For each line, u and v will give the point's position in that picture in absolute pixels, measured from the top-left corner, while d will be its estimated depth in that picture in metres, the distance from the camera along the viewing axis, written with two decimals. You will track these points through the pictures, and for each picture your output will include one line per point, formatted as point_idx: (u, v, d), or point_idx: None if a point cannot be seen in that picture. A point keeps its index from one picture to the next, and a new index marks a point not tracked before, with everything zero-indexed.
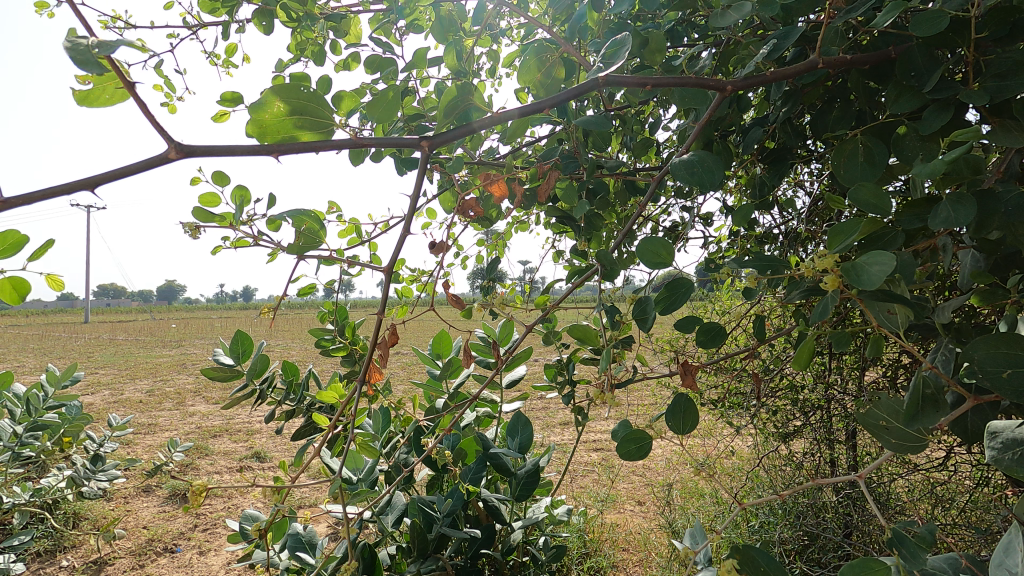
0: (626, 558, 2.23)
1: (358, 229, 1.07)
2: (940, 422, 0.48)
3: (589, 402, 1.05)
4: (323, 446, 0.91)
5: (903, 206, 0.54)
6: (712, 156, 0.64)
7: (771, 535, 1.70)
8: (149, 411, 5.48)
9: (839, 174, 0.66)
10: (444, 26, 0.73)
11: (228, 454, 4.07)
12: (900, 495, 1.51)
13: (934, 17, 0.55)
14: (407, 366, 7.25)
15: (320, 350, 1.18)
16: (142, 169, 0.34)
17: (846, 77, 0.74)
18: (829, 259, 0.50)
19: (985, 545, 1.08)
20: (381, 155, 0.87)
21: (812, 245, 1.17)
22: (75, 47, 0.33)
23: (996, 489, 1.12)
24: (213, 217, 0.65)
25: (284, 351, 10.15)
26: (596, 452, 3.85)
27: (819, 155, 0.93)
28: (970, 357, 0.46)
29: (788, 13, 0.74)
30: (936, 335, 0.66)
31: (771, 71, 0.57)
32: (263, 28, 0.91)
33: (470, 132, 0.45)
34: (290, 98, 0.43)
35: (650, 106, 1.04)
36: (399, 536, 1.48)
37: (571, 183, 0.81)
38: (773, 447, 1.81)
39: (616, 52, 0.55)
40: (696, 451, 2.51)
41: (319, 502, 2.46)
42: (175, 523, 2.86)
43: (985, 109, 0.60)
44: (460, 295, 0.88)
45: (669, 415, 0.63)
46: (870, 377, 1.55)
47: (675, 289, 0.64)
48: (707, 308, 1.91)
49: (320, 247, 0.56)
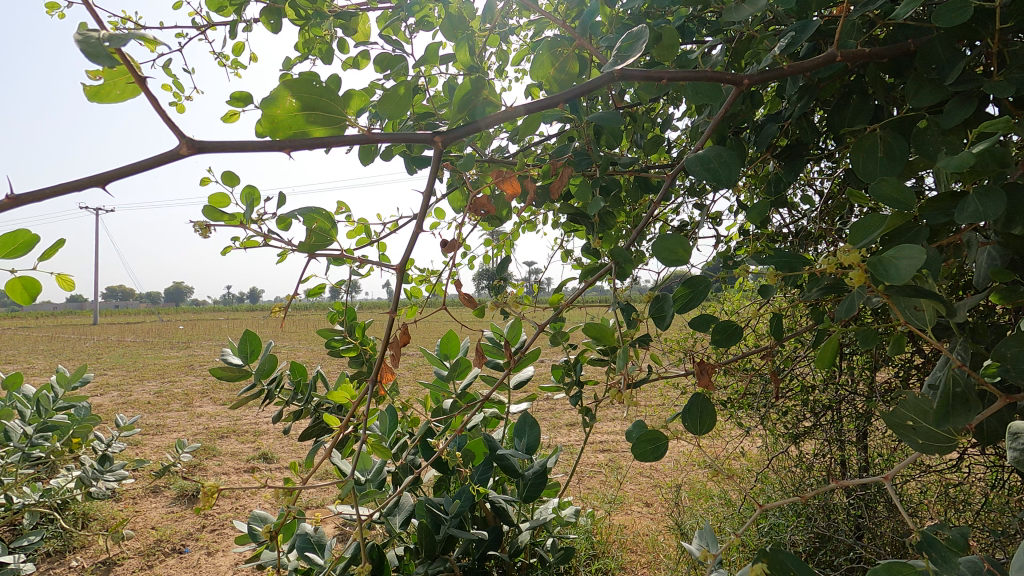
0: (634, 560, 2.21)
1: (367, 228, 1.06)
2: (971, 423, 0.46)
3: (599, 403, 1.02)
4: (332, 448, 0.87)
5: (927, 201, 0.52)
6: (729, 152, 0.63)
7: (782, 536, 1.68)
8: (158, 412, 5.53)
9: (858, 169, 0.64)
10: (453, 23, 0.72)
11: (236, 454, 4.09)
12: (912, 496, 1.49)
13: (956, 8, 0.54)
14: (413, 368, 7.24)
15: (328, 351, 1.18)
16: (155, 164, 0.33)
17: (863, 71, 0.72)
18: (853, 255, 0.49)
19: (1002, 549, 1.07)
20: (390, 154, 0.86)
21: (824, 245, 1.16)
22: (86, 40, 0.32)
23: (1013, 491, 1.11)
24: (223, 216, 0.64)
25: (290, 352, 10.19)
26: (604, 453, 3.84)
27: (832, 152, 0.91)
28: (1002, 355, 0.44)
29: (803, 7, 0.73)
30: (955, 334, 0.65)
31: (788, 64, 0.56)
32: (271, 27, 0.91)
33: (480, 129, 0.44)
34: (301, 94, 0.42)
35: (660, 104, 1.03)
36: (406, 536, 1.47)
37: (584, 181, 0.80)
38: (783, 447, 1.79)
39: (632, 45, 0.55)
40: (706, 452, 2.49)
41: (325, 503, 2.47)
42: (184, 524, 2.87)
43: (1007, 102, 0.59)
44: (470, 295, 0.87)
45: (685, 415, 0.62)
46: (881, 376, 1.53)
47: (691, 289, 0.63)
48: (717, 308, 1.90)
49: (330, 245, 0.55)
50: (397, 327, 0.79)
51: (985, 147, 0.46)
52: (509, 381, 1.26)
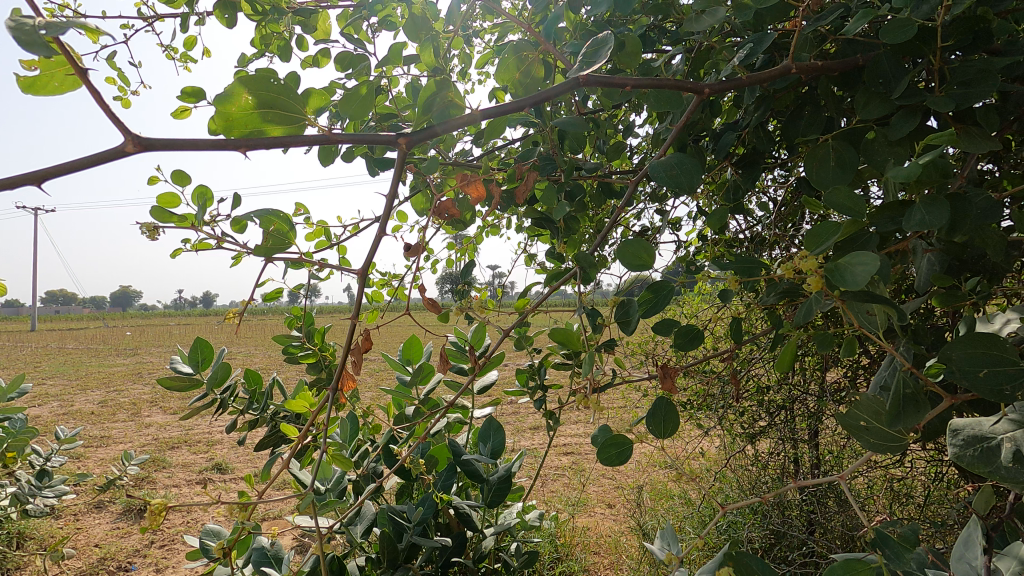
0: (598, 562, 2.23)
1: (326, 231, 1.03)
2: (921, 423, 0.48)
3: (563, 407, 1.02)
4: (290, 459, 0.83)
5: (877, 209, 0.54)
6: (690, 160, 0.64)
7: (740, 533, 1.72)
8: (102, 423, 5.25)
9: (812, 178, 0.66)
10: (416, 24, 0.69)
11: (187, 466, 3.92)
12: (860, 491, 1.55)
13: (902, 26, 0.56)
14: (374, 374, 7.12)
15: (285, 358, 1.11)
16: (98, 162, 0.31)
17: (816, 84, 0.75)
18: (809, 261, 0.50)
19: (943, 539, 1.13)
20: (352, 155, 0.85)
21: (779, 250, 1.20)
22: (19, 27, 0.30)
23: (951, 484, 1.17)
24: (173, 218, 0.61)
25: (245, 358, 9.88)
26: (567, 456, 3.87)
27: (785, 161, 0.94)
28: (947, 357, 0.46)
29: (760, 20, 0.75)
30: (901, 337, 0.67)
31: (747, 74, 0.57)
32: (225, 21, 0.87)
33: (442, 133, 0.43)
34: (258, 91, 0.40)
35: (622, 111, 1.04)
36: (367, 546, 1.43)
37: (549, 185, 0.80)
38: (740, 447, 1.84)
39: (597, 51, 0.55)
40: (666, 453, 2.54)
41: (282, 515, 2.39)
42: (130, 540, 2.73)
43: (948, 115, 0.62)
44: (434, 299, 0.86)
45: (649, 418, 0.62)
46: (831, 376, 1.59)
47: (655, 293, 0.63)
48: (677, 311, 1.94)
49: (289, 249, 0.53)
50: (359, 333, 0.77)
51: (932, 158, 0.48)
52: (473, 387, 1.25)
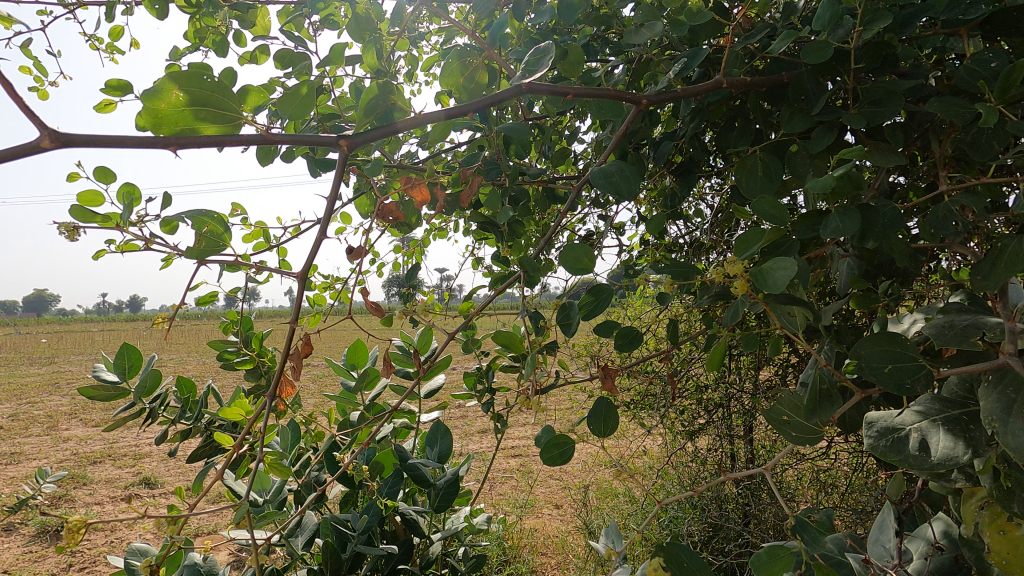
0: (545, 562, 2.26)
1: (265, 233, 1.00)
2: (835, 415, 0.52)
3: (509, 409, 1.03)
4: (225, 469, 0.79)
5: (798, 217, 0.58)
6: (629, 167, 0.66)
7: (680, 527, 1.79)
8: (13, 438, 4.84)
9: (741, 187, 0.70)
10: (360, 24, 0.68)
11: (111, 481, 3.68)
12: (790, 483, 1.64)
13: (820, 48, 0.60)
14: (318, 380, 6.92)
15: (222, 364, 1.08)
16: (9, 158, 0.29)
17: (746, 98, 0.79)
18: (737, 265, 0.53)
19: (862, 525, 1.21)
20: (292, 155, 0.82)
21: (715, 255, 1.25)
22: None
23: (869, 472, 1.26)
24: (95, 217, 0.58)
25: (178, 365, 9.37)
26: (515, 458, 3.89)
27: (720, 170, 0.99)
28: (858, 355, 0.49)
29: (695, 36, 0.79)
30: (821, 336, 0.72)
31: (682, 87, 0.60)
32: (155, 12, 0.83)
33: (386, 135, 0.43)
34: (190, 87, 0.39)
35: (567, 118, 1.06)
36: (310, 557, 1.39)
37: (493, 190, 0.81)
38: (680, 444, 1.91)
39: (539, 60, 0.56)
40: (611, 452, 2.60)
41: (218, 529, 2.28)
42: (46, 564, 2.54)
43: (861, 132, 0.67)
44: (378, 303, 0.85)
45: (590, 418, 0.64)
46: (763, 374, 1.68)
47: (596, 296, 0.65)
48: (621, 313, 1.99)
49: (224, 251, 0.51)
50: (299, 337, 0.75)
51: (845, 170, 0.52)
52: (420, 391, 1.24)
